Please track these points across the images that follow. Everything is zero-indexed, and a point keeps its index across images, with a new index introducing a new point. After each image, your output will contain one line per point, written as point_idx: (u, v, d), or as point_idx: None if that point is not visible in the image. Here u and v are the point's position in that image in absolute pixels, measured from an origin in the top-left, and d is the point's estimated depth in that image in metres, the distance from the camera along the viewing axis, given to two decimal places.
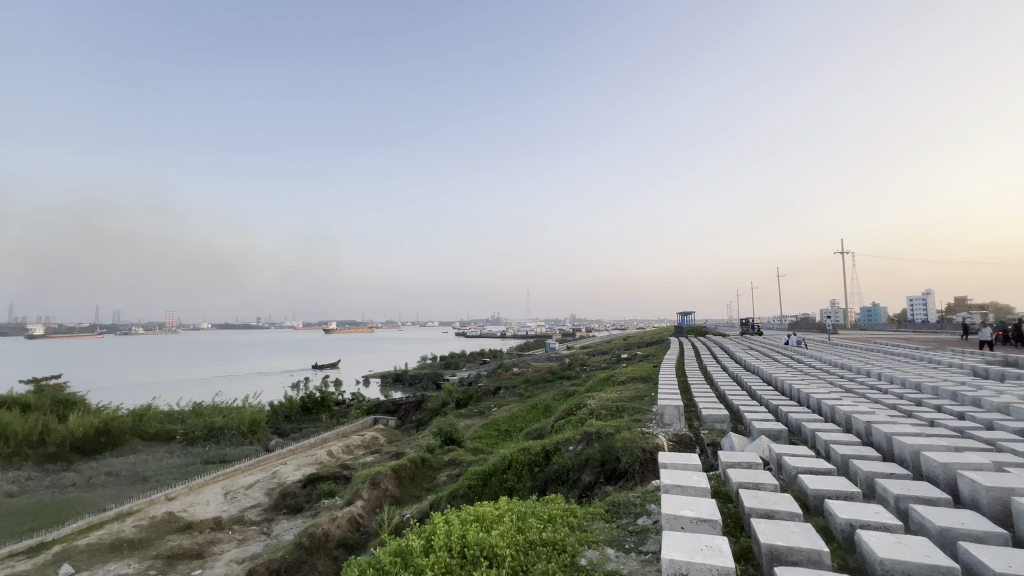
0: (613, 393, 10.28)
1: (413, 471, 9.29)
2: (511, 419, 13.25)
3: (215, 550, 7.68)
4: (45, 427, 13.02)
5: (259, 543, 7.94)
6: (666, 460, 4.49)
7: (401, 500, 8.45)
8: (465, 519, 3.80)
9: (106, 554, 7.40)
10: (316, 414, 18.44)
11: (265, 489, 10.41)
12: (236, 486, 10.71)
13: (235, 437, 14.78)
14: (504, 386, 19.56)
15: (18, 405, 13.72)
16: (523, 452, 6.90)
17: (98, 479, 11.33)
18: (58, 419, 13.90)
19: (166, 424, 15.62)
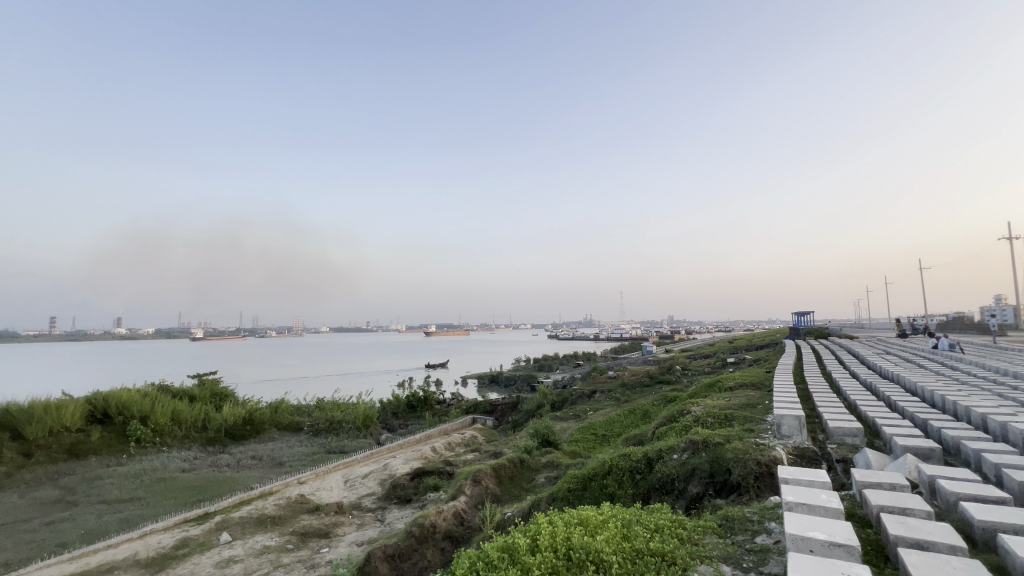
0: (720, 400, 9.61)
1: (512, 471, 9.52)
2: (607, 423, 13.00)
3: (338, 531, 8.53)
4: (207, 416, 15.49)
5: (375, 529, 8.66)
6: (788, 475, 4.08)
7: (501, 498, 8.68)
8: (567, 522, 3.81)
9: (254, 526, 8.59)
10: (420, 411, 19.70)
11: (377, 480, 11.33)
12: (354, 475, 11.80)
13: (351, 431, 16.32)
14: (600, 389, 19.29)
15: (186, 396, 16.49)
16: (624, 458, 6.71)
17: (246, 461, 13.20)
18: (215, 408, 16.47)
19: (296, 416, 17.76)
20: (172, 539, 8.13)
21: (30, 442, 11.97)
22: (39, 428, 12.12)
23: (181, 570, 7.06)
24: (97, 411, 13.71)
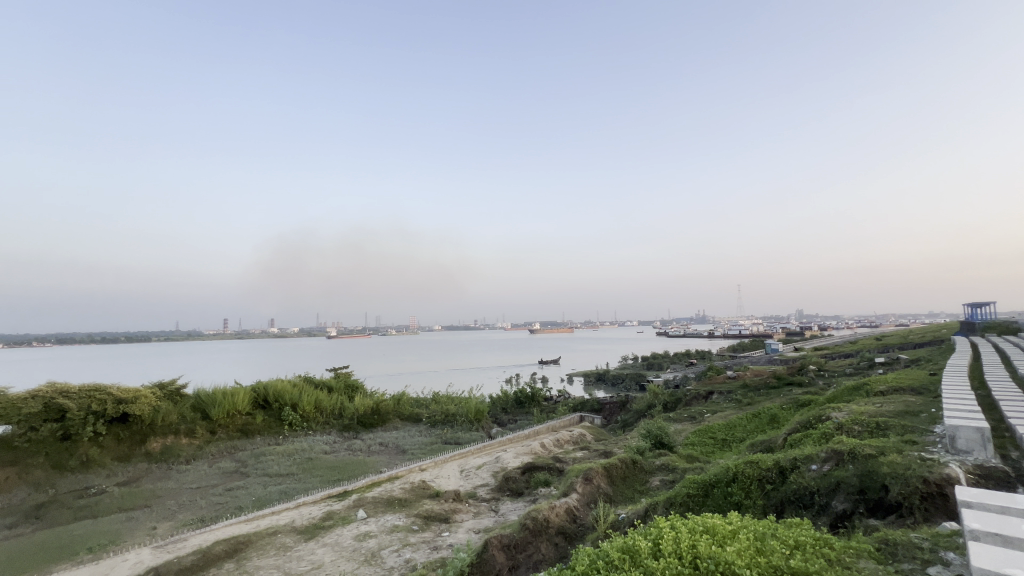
0: (870, 406, 8.34)
1: (624, 471, 9.28)
2: (728, 427, 12.05)
3: (457, 518, 9.06)
4: (342, 405, 17.48)
5: (490, 518, 9.04)
6: (970, 498, 3.41)
7: (614, 498, 8.51)
8: (691, 529, 3.60)
9: (385, 506, 9.50)
10: (528, 407, 20.11)
11: (490, 472, 11.81)
12: (468, 466, 12.43)
13: (465, 423, 17.23)
14: (718, 390, 17.95)
15: (326, 387, 18.77)
16: (751, 465, 6.16)
17: (375, 447, 14.66)
18: (348, 398, 18.53)
19: (415, 407, 19.25)
20: (319, 511, 9.31)
21: (214, 421, 14.56)
22: (221, 410, 14.68)
23: (328, 539, 8.06)
24: (261, 398, 16.21)
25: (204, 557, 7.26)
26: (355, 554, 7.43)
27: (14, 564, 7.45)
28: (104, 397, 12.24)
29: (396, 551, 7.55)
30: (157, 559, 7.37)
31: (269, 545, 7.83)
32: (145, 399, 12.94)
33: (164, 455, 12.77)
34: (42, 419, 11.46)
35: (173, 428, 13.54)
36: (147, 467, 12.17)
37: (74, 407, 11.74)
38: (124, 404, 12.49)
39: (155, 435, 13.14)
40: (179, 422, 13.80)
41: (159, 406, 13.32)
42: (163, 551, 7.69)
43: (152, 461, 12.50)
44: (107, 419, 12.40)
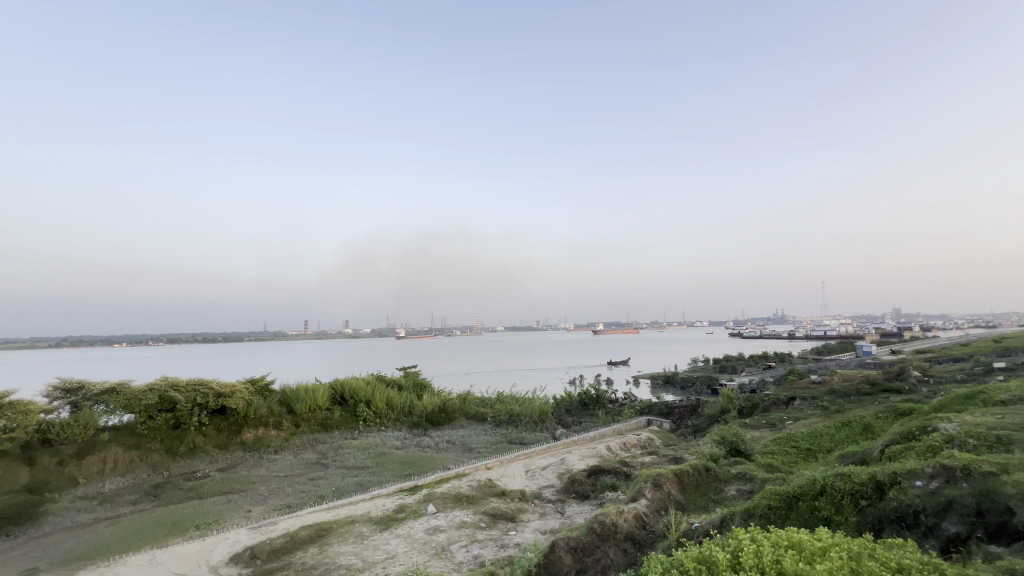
0: (988, 417, 7.36)
1: (697, 479, 8.88)
2: (813, 436, 11.13)
3: (523, 517, 9.12)
4: (412, 403, 18.24)
5: (556, 520, 9.02)
6: None
7: (685, 506, 8.16)
8: (773, 544, 3.37)
9: (454, 502, 9.78)
10: (593, 409, 19.80)
11: (556, 473, 11.76)
12: (534, 466, 12.48)
13: (529, 423, 17.30)
14: (800, 395, 16.64)
15: (396, 385, 19.65)
16: (842, 478, 5.66)
17: (443, 444, 15.14)
18: (417, 396, 19.27)
19: (481, 407, 19.62)
20: (393, 504, 9.77)
21: (298, 415, 15.74)
22: (304, 405, 15.86)
23: (401, 531, 8.44)
24: (338, 394, 17.30)
25: (292, 541, 7.88)
26: (426, 547, 7.72)
27: (138, 535, 8.51)
28: (207, 391, 13.64)
29: (465, 546, 7.74)
30: (253, 539, 8.10)
31: (348, 533, 8.34)
32: (240, 394, 14.26)
33: (256, 445, 14.01)
34: (157, 409, 12.98)
35: (263, 421, 14.83)
36: (243, 455, 13.41)
37: (182, 400, 13.19)
38: (223, 398, 13.83)
39: (248, 426, 14.45)
40: (269, 415, 15.07)
41: (251, 400, 14.62)
42: (257, 532, 8.44)
43: (246, 450, 13.76)
44: (209, 411, 13.80)
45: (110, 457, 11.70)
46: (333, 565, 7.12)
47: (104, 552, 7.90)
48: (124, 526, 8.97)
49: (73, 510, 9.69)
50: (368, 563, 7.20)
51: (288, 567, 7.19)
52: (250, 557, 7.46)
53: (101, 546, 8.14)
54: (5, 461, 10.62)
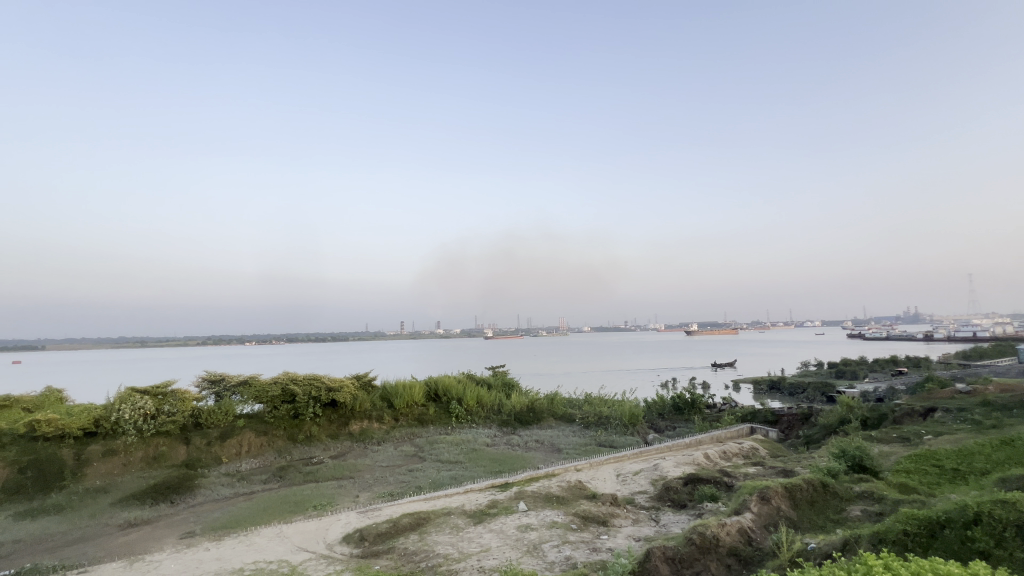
0: None
1: (812, 495, 8.04)
2: (961, 454, 9.53)
3: (615, 522, 8.92)
4: (501, 402, 18.70)
5: (651, 527, 8.68)
6: None
7: (799, 524, 7.42)
8: (913, 573, 2.94)
9: (544, 502, 9.83)
10: (688, 414, 18.75)
11: (649, 479, 11.33)
12: (625, 470, 12.13)
13: (619, 427, 16.87)
14: (943, 407, 14.30)
15: (486, 383, 20.26)
16: (1004, 506, 4.81)
17: (532, 443, 15.31)
18: (506, 395, 19.71)
19: (569, 408, 19.52)
20: (485, 499, 10.06)
21: (397, 409, 16.87)
22: (402, 401, 16.96)
23: (494, 525, 8.67)
24: (432, 391, 18.30)
25: (395, 526, 8.46)
26: (518, 544, 7.85)
27: (268, 511, 9.68)
28: (320, 385, 15.13)
29: (557, 546, 7.75)
30: (361, 522, 8.84)
31: (444, 523, 8.76)
32: (347, 388, 15.62)
33: (362, 436, 15.25)
34: (281, 400, 14.67)
35: (368, 414, 16.11)
36: (351, 445, 14.69)
37: (300, 392, 14.77)
38: (333, 392, 15.28)
39: (355, 418, 15.79)
40: (372, 409, 16.35)
41: (357, 395, 15.99)
42: (365, 516, 9.18)
43: (353, 440, 15.03)
44: (323, 403, 15.32)
45: (245, 440, 13.46)
46: (432, 553, 7.51)
47: (242, 524, 9.09)
48: (256, 502, 10.25)
49: (219, 485, 11.29)
50: (463, 554, 7.50)
51: (392, 550, 7.73)
52: (359, 538, 8.14)
53: (241, 517, 9.39)
54: (169, 439, 12.68)
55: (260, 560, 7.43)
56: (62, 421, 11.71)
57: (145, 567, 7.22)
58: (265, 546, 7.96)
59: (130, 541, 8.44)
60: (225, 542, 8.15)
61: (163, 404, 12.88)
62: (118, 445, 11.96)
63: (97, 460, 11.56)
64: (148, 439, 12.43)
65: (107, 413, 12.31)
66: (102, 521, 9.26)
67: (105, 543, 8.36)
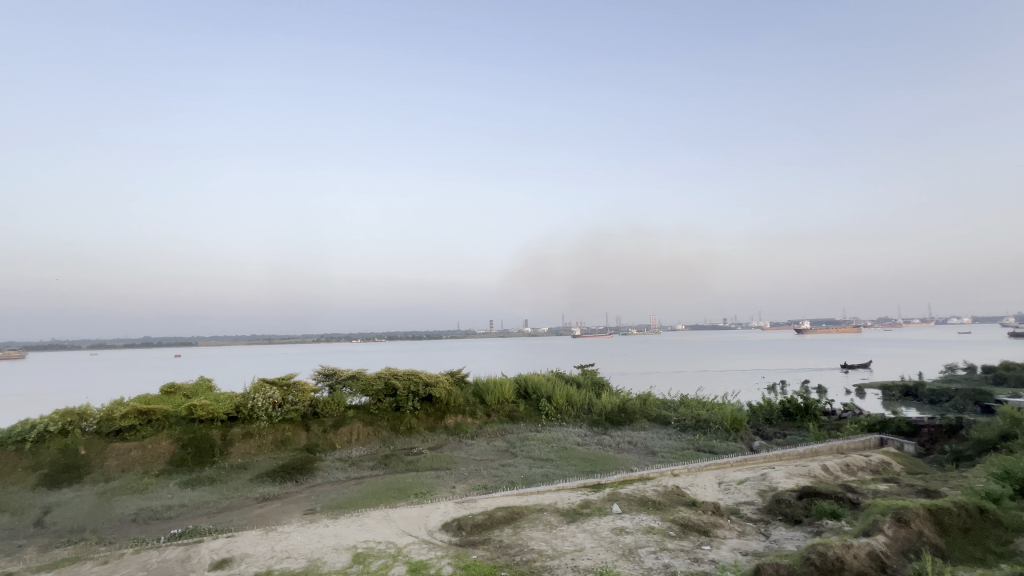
0: None
1: (965, 522, 6.86)
2: None
3: (718, 533, 8.34)
4: (591, 401, 18.45)
5: (760, 542, 8.00)
6: None
7: (948, 555, 6.37)
8: None
9: (639, 505, 9.50)
10: (800, 421, 16.95)
11: (756, 489, 10.44)
12: (728, 478, 11.29)
13: (720, 432, 15.76)
14: None
15: (575, 382, 20.15)
16: None
17: (624, 445, 14.89)
18: (596, 395, 19.44)
19: (663, 410, 18.65)
20: (578, 499, 9.98)
21: (489, 405, 17.43)
22: (493, 397, 17.51)
23: (587, 526, 8.57)
24: (522, 389, 18.70)
25: (490, 519, 8.72)
26: (613, 546, 7.68)
27: (376, 495, 10.51)
28: (418, 380, 16.19)
29: (654, 553, 7.45)
30: (458, 512, 9.24)
31: (538, 520, 8.84)
32: (442, 384, 16.58)
33: (456, 430, 15.93)
34: (384, 393, 15.92)
35: (461, 409, 16.84)
36: (446, 438, 15.41)
37: (401, 386, 15.92)
38: (429, 386, 16.27)
39: (450, 413, 16.56)
40: (465, 404, 17.07)
41: (451, 390, 16.85)
42: (462, 507, 9.58)
43: (449, 434, 15.75)
44: (421, 398, 16.35)
45: (355, 429, 14.75)
46: (526, 548, 7.62)
47: (354, 505, 9.97)
48: (365, 486, 11.19)
49: (333, 468, 12.50)
50: (557, 552, 7.52)
51: (488, 542, 7.98)
52: (458, 527, 8.50)
53: (354, 499, 10.34)
54: (293, 426, 14.31)
55: (370, 539, 8.10)
56: (212, 406, 13.73)
57: (277, 537, 8.22)
58: (375, 527, 8.66)
59: (266, 513, 9.66)
60: (341, 521, 9.00)
61: (288, 395, 14.63)
62: (253, 428, 13.75)
63: (238, 441, 13.37)
64: (276, 424, 14.13)
65: (244, 400, 14.20)
66: (244, 494, 10.71)
67: (246, 513, 9.67)
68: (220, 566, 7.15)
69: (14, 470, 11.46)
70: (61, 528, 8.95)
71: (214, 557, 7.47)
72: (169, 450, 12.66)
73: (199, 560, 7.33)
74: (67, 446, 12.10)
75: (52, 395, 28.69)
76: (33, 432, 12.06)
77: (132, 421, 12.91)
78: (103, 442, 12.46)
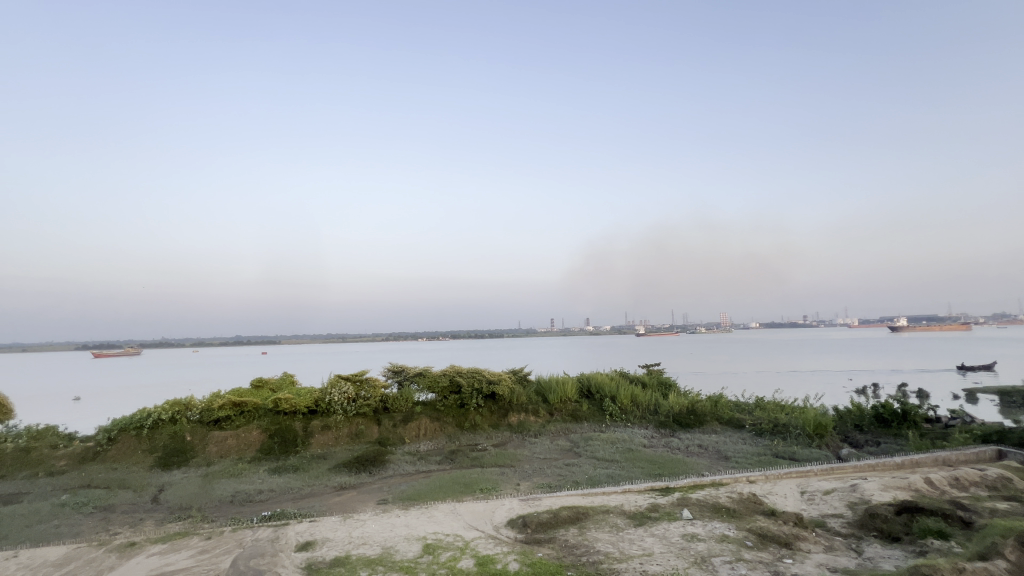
0: None
1: None
2: None
3: (801, 546, 7.75)
4: (657, 402, 17.86)
5: (851, 559, 7.34)
6: None
7: None
8: None
9: (712, 512, 9.05)
10: (896, 428, 15.33)
11: (845, 502, 9.57)
12: (813, 488, 10.44)
13: (801, 438, 14.63)
14: None
15: (640, 382, 19.59)
16: None
17: (695, 448, 14.24)
18: (663, 396, 18.78)
19: (737, 412, 17.64)
20: (645, 502, 9.68)
21: (552, 404, 17.40)
22: (556, 396, 17.47)
23: (656, 530, 8.30)
24: (585, 388, 18.50)
25: (555, 517, 8.69)
26: (684, 553, 7.37)
27: (443, 489, 10.85)
28: (482, 377, 16.60)
29: (729, 563, 7.06)
30: (523, 509, 9.31)
31: (604, 521, 8.69)
32: (504, 382, 16.84)
33: (520, 428, 16.03)
34: (449, 390, 16.41)
35: (524, 407, 16.96)
36: (510, 435, 15.56)
37: (465, 383, 16.39)
38: (492, 384, 16.59)
39: (513, 411, 16.71)
40: (528, 403, 17.18)
41: (514, 388, 17.05)
42: (527, 504, 9.64)
43: (512, 431, 15.89)
44: (484, 395, 16.67)
45: (422, 425, 15.28)
46: (593, 549, 7.52)
47: (423, 497, 10.36)
48: (434, 480, 11.59)
49: (403, 461, 13.05)
50: (625, 555, 7.34)
51: (553, 541, 7.96)
52: (523, 524, 8.56)
53: (423, 491, 10.76)
54: (366, 419, 15.11)
55: (439, 531, 8.37)
56: (295, 400, 14.86)
57: (354, 524, 8.72)
58: (443, 519, 8.94)
59: (343, 501, 10.29)
60: (411, 512, 9.38)
61: (361, 390, 15.51)
62: (331, 421, 14.69)
63: (318, 432, 14.34)
64: (351, 418, 15.00)
65: (322, 395, 15.23)
66: (323, 482, 11.47)
67: (326, 500, 10.35)
68: (304, 547, 7.72)
69: (135, 452, 13.07)
70: (172, 505, 10.07)
71: (299, 539, 8.08)
72: (259, 439, 13.83)
73: (286, 541, 7.96)
74: (176, 433, 13.61)
75: (164, 386, 32.36)
76: (149, 419, 13.69)
77: (228, 412, 14.27)
78: (204, 430, 13.86)
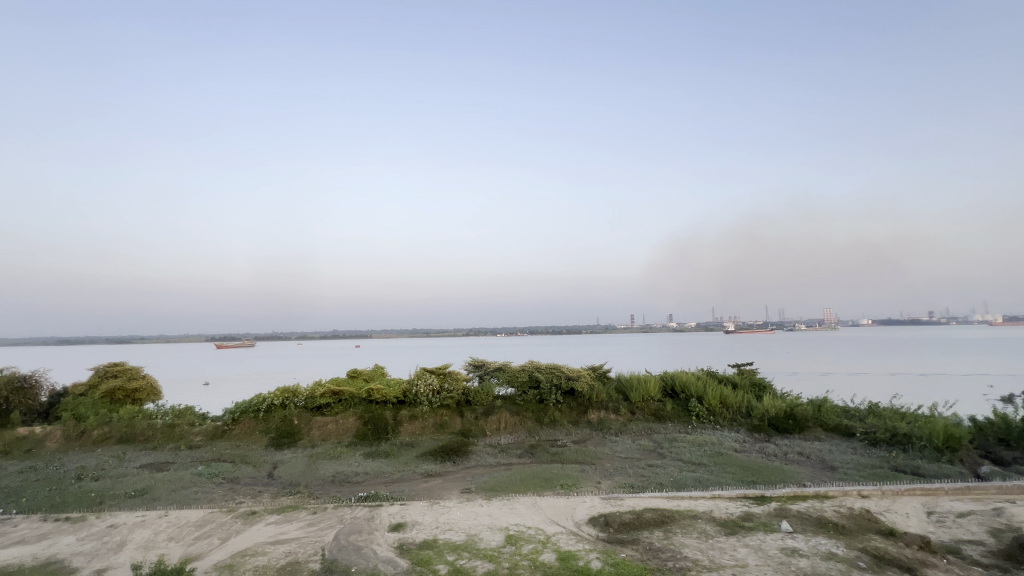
0: None
1: None
2: None
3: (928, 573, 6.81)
4: (750, 404, 16.61)
5: None
6: None
7: None
8: None
9: (816, 526, 8.25)
10: None
11: (986, 527, 8.23)
12: (943, 509, 9.11)
13: (926, 450, 12.82)
14: None
15: (731, 382, 18.36)
16: None
17: (794, 456, 13.05)
18: (756, 398, 17.44)
19: (845, 419, 15.88)
20: (738, 510, 9.07)
21: (633, 403, 16.90)
22: (638, 394, 16.98)
23: (750, 541, 7.74)
24: (669, 387, 17.77)
25: (638, 519, 8.45)
26: (784, 569, 6.80)
27: (524, 482, 11.01)
28: (561, 373, 16.62)
29: None
30: (605, 508, 9.14)
31: (691, 526, 8.29)
32: (583, 379, 16.73)
33: (600, 425, 15.76)
34: (529, 386, 16.60)
35: (604, 404, 16.67)
36: (590, 432, 15.37)
37: (544, 379, 16.50)
38: (571, 380, 16.56)
39: (593, 408, 16.50)
40: (608, 401, 16.86)
41: (594, 385, 16.86)
42: (608, 503, 9.46)
43: (592, 429, 15.66)
44: (563, 391, 16.66)
45: (502, 418, 15.63)
46: (679, 555, 7.21)
47: (504, 489, 10.60)
48: (515, 472, 11.80)
49: (485, 453, 13.43)
50: (715, 564, 6.94)
51: (637, 542, 7.74)
52: (605, 523, 8.42)
53: (504, 483, 11.00)
54: (449, 411, 15.76)
55: (521, 523, 8.51)
56: (385, 391, 15.91)
57: (440, 510, 9.14)
58: (524, 512, 9.06)
59: (430, 487, 10.82)
60: (493, 503, 9.63)
61: (444, 382, 16.23)
62: (417, 412, 15.52)
63: (406, 422, 15.23)
64: (435, 409, 15.73)
65: (410, 386, 16.15)
66: (411, 469, 12.16)
67: (415, 485, 10.98)
68: (396, 528, 8.25)
69: (253, 432, 14.79)
70: (284, 480, 11.27)
71: (392, 519, 8.64)
72: (354, 425, 15.01)
73: (380, 521, 8.55)
74: (285, 417, 15.18)
75: (275, 375, 36.20)
76: (264, 404, 15.42)
77: (328, 400, 15.62)
78: (309, 415, 15.33)
